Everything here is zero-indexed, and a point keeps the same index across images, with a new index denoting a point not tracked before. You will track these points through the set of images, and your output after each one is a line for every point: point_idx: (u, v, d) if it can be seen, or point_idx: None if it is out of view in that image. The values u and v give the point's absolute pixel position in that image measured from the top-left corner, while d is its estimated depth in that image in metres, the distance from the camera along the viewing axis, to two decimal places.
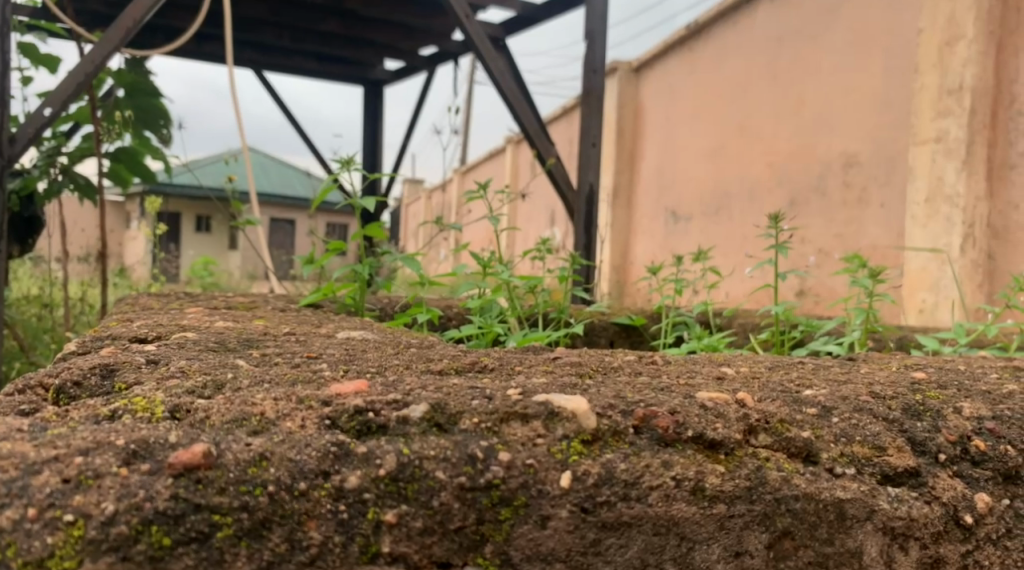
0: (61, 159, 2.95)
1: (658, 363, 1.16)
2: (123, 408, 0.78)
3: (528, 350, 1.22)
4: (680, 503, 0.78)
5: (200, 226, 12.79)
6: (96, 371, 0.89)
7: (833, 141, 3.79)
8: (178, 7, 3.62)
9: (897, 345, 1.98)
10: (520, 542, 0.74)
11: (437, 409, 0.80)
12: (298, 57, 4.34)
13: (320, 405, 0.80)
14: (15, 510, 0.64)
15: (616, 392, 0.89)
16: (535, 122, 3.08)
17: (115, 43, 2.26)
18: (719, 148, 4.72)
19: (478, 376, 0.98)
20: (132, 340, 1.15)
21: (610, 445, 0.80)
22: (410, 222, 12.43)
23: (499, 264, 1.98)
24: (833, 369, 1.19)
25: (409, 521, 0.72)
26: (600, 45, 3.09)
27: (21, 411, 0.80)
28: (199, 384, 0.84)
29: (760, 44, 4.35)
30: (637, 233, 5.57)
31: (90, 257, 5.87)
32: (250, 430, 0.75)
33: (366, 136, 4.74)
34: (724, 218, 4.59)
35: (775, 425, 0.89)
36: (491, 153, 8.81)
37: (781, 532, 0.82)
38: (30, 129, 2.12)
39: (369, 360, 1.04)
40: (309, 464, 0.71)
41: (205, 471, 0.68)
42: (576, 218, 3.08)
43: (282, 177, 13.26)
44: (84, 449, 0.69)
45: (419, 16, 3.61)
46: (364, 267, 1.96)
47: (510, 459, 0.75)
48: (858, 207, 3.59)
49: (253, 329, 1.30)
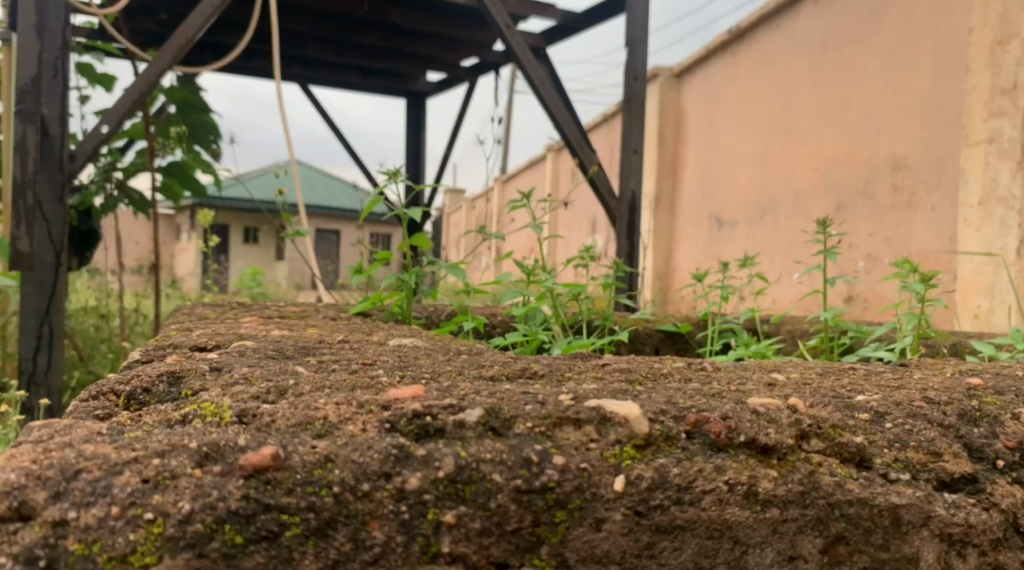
0: (116, 174, 3.05)
1: (708, 370, 1.16)
2: (194, 412, 0.81)
3: (577, 357, 1.24)
4: (734, 507, 0.79)
5: (248, 237, 13.03)
6: (163, 378, 0.93)
7: (879, 144, 3.75)
8: (227, 24, 3.71)
9: (951, 351, 1.94)
10: (575, 544, 0.76)
11: (492, 413, 0.81)
12: (343, 70, 4.42)
13: (380, 409, 0.81)
14: (100, 508, 0.67)
15: (667, 399, 0.89)
16: (576, 131, 3.09)
17: (167, 61, 2.32)
18: (763, 152, 4.69)
19: (529, 382, 1.00)
20: (193, 348, 1.19)
21: (663, 450, 0.81)
22: (452, 231, 12.48)
23: (543, 272, 1.99)
24: (886, 375, 1.18)
25: (467, 522, 0.74)
26: (642, 52, 3.09)
27: (96, 416, 0.84)
28: (264, 390, 0.87)
29: (804, 47, 4.32)
30: (681, 239, 5.55)
31: (143, 268, 6.04)
32: (315, 433, 0.77)
33: (409, 147, 4.81)
34: (770, 223, 4.56)
35: (828, 430, 0.88)
36: (532, 162, 8.84)
37: (835, 537, 0.82)
38: (88, 147, 2.21)
39: (423, 366, 1.07)
40: (372, 466, 0.73)
41: (274, 472, 0.71)
42: (619, 225, 3.07)
43: (328, 189, 13.44)
44: (161, 451, 0.72)
45: (461, 28, 3.65)
46: (410, 276, 1.99)
47: (565, 463, 0.77)
48: (908, 210, 3.54)
49: (308, 337, 1.34)
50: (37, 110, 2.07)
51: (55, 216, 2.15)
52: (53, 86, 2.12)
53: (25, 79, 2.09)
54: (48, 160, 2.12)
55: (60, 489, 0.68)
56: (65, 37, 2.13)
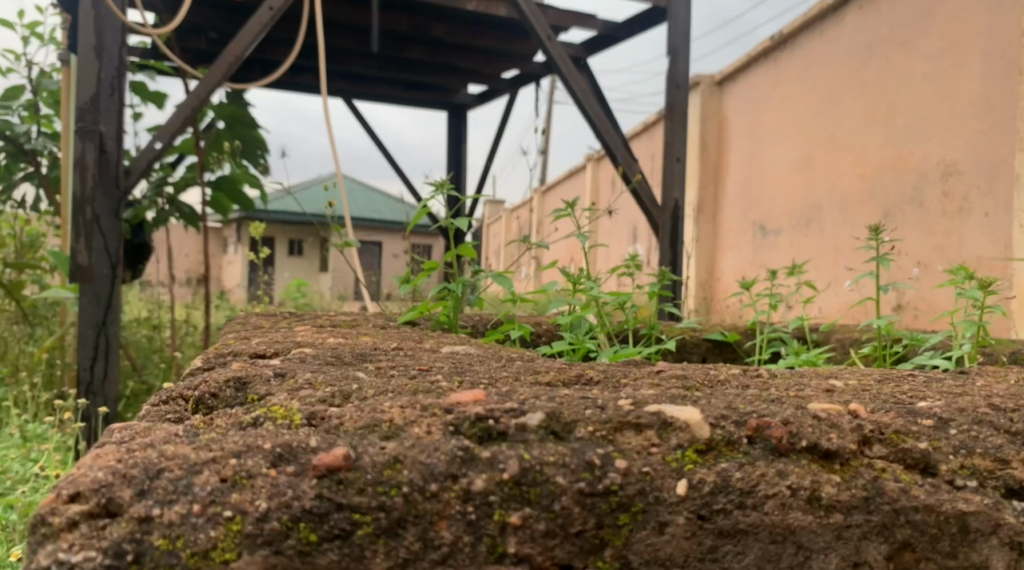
0: (167, 188, 3.12)
1: (765, 376, 1.16)
2: (264, 415, 0.83)
3: (630, 363, 1.24)
4: (797, 512, 0.79)
5: (293, 249, 13.22)
6: (230, 383, 0.95)
7: (928, 149, 3.69)
8: (275, 41, 3.79)
9: (1010, 359, 1.90)
10: (639, 547, 0.76)
11: (553, 417, 0.82)
12: (385, 84, 4.47)
13: (444, 412, 0.82)
14: (182, 506, 0.70)
15: (728, 404, 0.89)
16: (617, 139, 3.09)
17: (217, 78, 2.37)
18: (807, 159, 4.64)
19: (586, 388, 1.01)
20: (253, 355, 1.22)
21: (724, 454, 0.81)
22: (493, 241, 12.53)
23: (589, 280, 1.98)
24: (947, 383, 1.16)
25: (532, 523, 0.74)
26: (683, 61, 3.08)
27: (168, 420, 0.87)
28: (329, 393, 0.89)
29: (848, 52, 4.27)
30: (724, 248, 5.51)
31: (190, 279, 6.15)
32: (383, 435, 0.78)
33: (451, 159, 4.84)
34: (816, 230, 4.51)
35: (890, 436, 0.88)
36: (572, 171, 8.85)
37: (900, 543, 0.81)
38: (142, 163, 2.27)
39: (480, 372, 1.08)
40: (439, 467, 0.74)
41: (346, 472, 0.72)
42: (662, 233, 3.06)
43: (370, 201, 13.58)
44: (237, 452, 0.74)
45: (502, 40, 3.67)
46: (456, 286, 2.00)
47: (627, 467, 0.77)
48: (960, 217, 3.47)
49: (363, 344, 1.36)
50: (95, 127, 2.14)
51: (110, 230, 2.21)
52: (110, 104, 2.18)
53: (84, 97, 2.15)
54: (105, 175, 2.18)
55: (144, 487, 0.70)
56: (120, 58, 2.19)
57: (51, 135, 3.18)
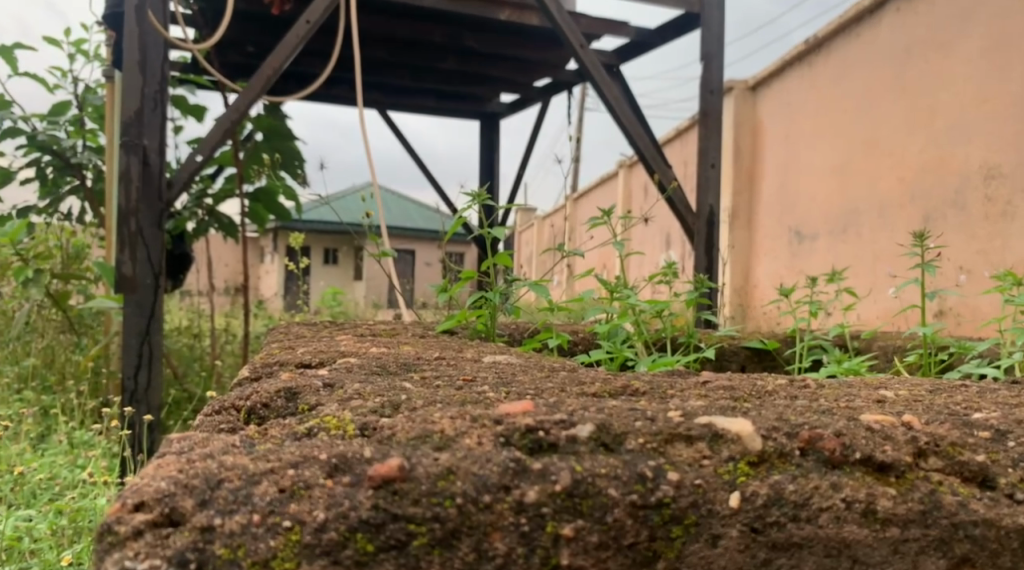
0: (207, 200, 3.16)
1: (812, 387, 1.14)
2: (318, 426, 0.84)
3: (673, 374, 1.23)
4: (852, 525, 0.78)
5: (328, 258, 13.35)
6: (281, 393, 0.96)
7: (970, 152, 3.63)
8: (310, 54, 3.83)
9: None
10: (692, 559, 0.75)
11: (603, 429, 0.81)
12: (419, 96, 4.50)
13: (493, 424, 0.82)
14: (242, 516, 0.70)
15: (778, 416, 0.89)
16: (650, 146, 3.07)
17: (256, 91, 2.40)
18: (844, 163, 4.59)
19: (633, 399, 1.00)
20: (298, 365, 1.23)
21: (777, 467, 0.80)
22: (525, 249, 12.53)
23: (626, 288, 1.97)
24: (1001, 393, 1.14)
25: (585, 535, 0.74)
26: (717, 67, 3.07)
27: (222, 430, 0.89)
28: (379, 404, 0.90)
29: (886, 54, 4.22)
30: (760, 254, 5.46)
31: (229, 289, 6.23)
32: (435, 446, 0.78)
33: (485, 167, 4.86)
34: (854, 235, 4.45)
35: (946, 448, 0.86)
36: (604, 178, 8.83)
37: (959, 558, 0.79)
38: (183, 175, 2.30)
39: (525, 383, 1.07)
40: (492, 478, 0.74)
41: (401, 483, 0.73)
42: (697, 240, 3.03)
43: (404, 210, 13.66)
44: (294, 462, 0.75)
45: (535, 49, 3.69)
46: (493, 294, 1.99)
47: (679, 479, 0.77)
48: (1004, 220, 3.42)
49: (405, 354, 1.36)
50: (139, 141, 2.19)
51: (152, 241, 2.24)
52: (153, 118, 2.22)
53: (129, 113, 2.19)
54: (148, 188, 2.22)
55: (205, 497, 0.72)
56: (163, 72, 2.23)
57: (96, 149, 3.25)
